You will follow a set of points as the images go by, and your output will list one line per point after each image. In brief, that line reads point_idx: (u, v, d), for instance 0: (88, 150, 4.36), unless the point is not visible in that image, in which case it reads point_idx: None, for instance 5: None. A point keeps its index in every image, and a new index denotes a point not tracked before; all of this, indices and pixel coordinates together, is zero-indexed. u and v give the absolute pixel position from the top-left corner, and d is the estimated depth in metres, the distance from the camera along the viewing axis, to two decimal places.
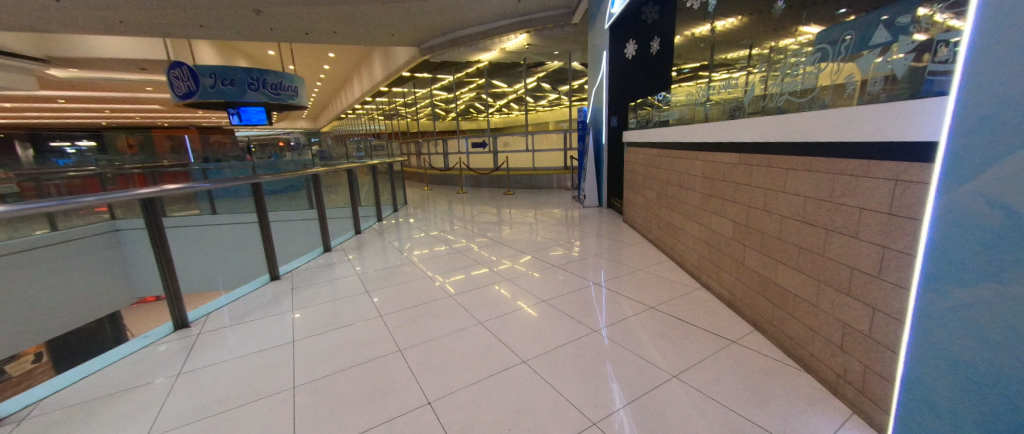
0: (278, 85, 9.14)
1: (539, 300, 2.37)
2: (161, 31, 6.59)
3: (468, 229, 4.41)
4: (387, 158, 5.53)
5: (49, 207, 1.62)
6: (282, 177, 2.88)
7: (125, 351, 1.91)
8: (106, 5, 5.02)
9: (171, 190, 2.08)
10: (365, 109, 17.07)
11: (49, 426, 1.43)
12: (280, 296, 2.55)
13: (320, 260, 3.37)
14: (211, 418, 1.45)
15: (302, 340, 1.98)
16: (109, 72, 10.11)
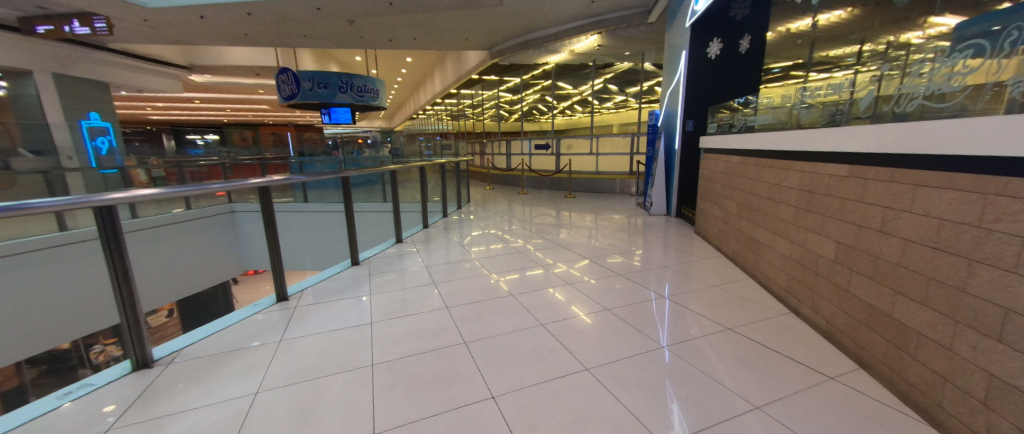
0: (364, 88, 10.04)
1: (601, 307, 2.30)
2: (276, 42, 7.61)
3: (524, 230, 4.44)
4: (453, 157, 5.81)
5: (189, 191, 1.92)
6: (364, 172, 3.14)
7: (238, 316, 2.23)
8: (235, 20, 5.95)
9: (278, 180, 2.37)
10: (435, 111, 18.08)
11: (187, 372, 1.74)
12: (359, 281, 2.80)
13: (390, 250, 3.62)
14: (306, 383, 1.64)
15: (379, 323, 2.15)
16: (233, 77, 11.88)
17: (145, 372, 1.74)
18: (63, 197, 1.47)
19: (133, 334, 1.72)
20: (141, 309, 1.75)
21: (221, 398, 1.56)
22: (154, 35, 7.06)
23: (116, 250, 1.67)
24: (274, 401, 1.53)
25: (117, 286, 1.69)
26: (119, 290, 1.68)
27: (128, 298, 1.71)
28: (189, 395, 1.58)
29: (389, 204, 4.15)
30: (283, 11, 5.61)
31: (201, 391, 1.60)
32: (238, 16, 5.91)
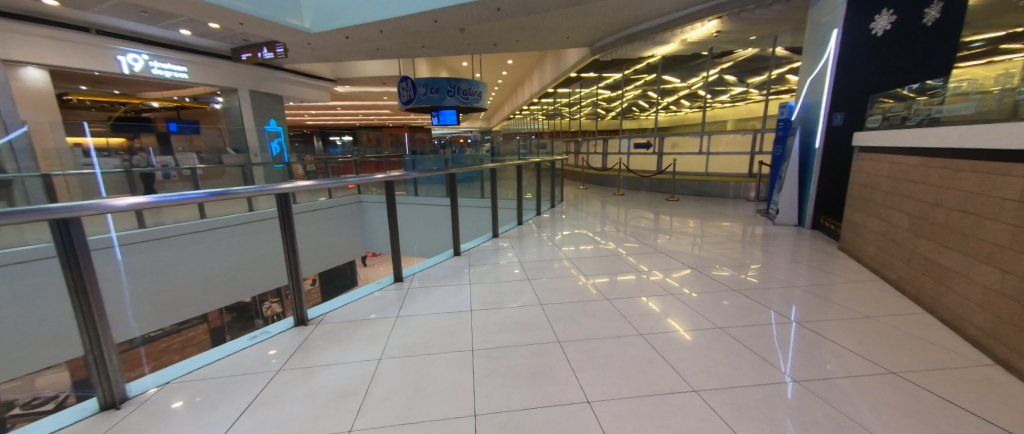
0: (468, 92, 10.75)
1: (711, 324, 2.08)
2: (400, 54, 8.61)
3: (619, 232, 4.25)
4: (549, 156, 5.87)
5: (334, 184, 2.28)
6: (470, 170, 3.32)
7: (365, 292, 2.60)
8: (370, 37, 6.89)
9: (400, 176, 2.65)
10: (531, 111, 18.48)
11: (329, 332, 2.09)
12: (462, 270, 3.01)
13: (487, 244, 3.80)
14: (418, 358, 1.83)
15: (480, 311, 2.29)
16: (366, 87, 13.80)
17: (301, 328, 2.15)
18: (252, 186, 1.89)
19: (295, 297, 2.15)
20: (301, 278, 2.17)
21: (353, 359, 1.84)
22: (312, 54, 8.61)
23: (286, 229, 2.08)
24: (393, 368, 1.76)
25: (285, 257, 2.12)
26: (287, 262, 2.11)
27: (292, 269, 2.13)
28: (330, 352, 1.91)
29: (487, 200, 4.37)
30: (407, 25, 6.31)
31: (339, 351, 1.92)
32: (372, 33, 6.85)
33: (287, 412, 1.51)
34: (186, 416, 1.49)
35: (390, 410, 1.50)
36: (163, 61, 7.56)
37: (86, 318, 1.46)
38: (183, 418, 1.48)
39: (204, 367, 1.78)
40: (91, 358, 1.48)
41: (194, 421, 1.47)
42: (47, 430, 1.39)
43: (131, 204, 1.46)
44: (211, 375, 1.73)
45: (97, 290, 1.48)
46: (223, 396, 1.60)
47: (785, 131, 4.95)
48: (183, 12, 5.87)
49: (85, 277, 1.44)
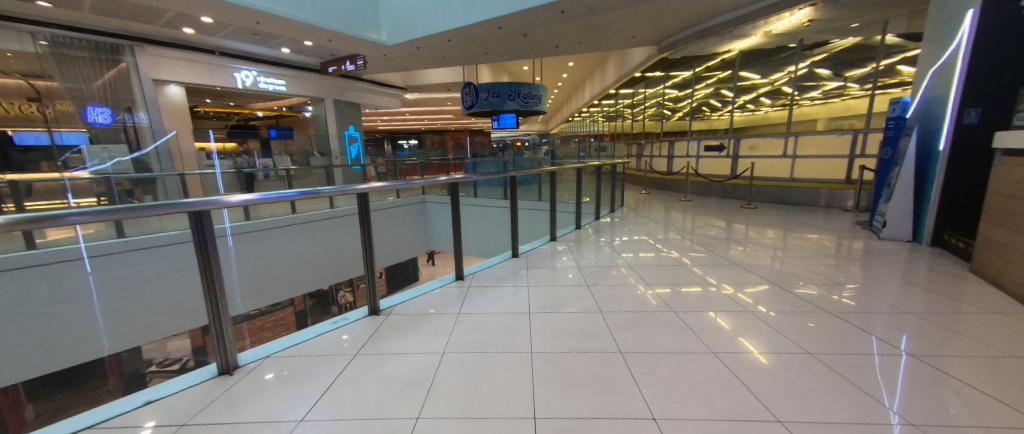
0: (529, 95, 10.84)
1: (796, 349, 1.87)
2: (466, 61, 8.95)
3: (686, 241, 4.00)
4: (609, 159, 5.71)
5: (405, 185, 2.43)
6: (530, 173, 3.33)
7: (428, 288, 2.73)
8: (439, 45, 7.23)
9: (465, 178, 2.75)
10: (591, 113, 18.15)
11: (399, 324, 2.24)
12: (521, 272, 3.04)
13: (545, 247, 3.79)
14: (479, 355, 1.89)
15: (540, 314, 2.30)
16: (432, 93, 14.53)
17: (374, 317, 2.32)
18: (336, 186, 2.09)
19: (369, 288, 2.33)
20: (375, 271, 2.35)
21: (420, 350, 1.94)
22: (386, 64, 9.29)
23: (364, 226, 2.29)
24: (456, 363, 1.83)
25: (362, 252, 2.32)
26: (364, 256, 2.31)
27: (368, 262, 2.32)
28: (399, 342, 2.03)
29: (547, 204, 4.37)
30: (473, 32, 6.52)
31: (407, 342, 2.04)
32: (440, 42, 7.24)
33: (363, 394, 1.64)
34: (279, 387, 1.69)
35: (453, 403, 1.56)
36: (267, 77, 9.25)
37: (210, 295, 1.73)
38: (277, 388, 1.68)
39: (295, 346, 2.00)
40: (213, 329, 1.75)
41: (287, 391, 1.66)
42: (180, 387, 1.67)
43: (242, 200, 1.69)
44: (300, 353, 1.94)
45: (221, 271, 1.75)
46: (309, 373, 1.78)
47: (898, 131, 4.33)
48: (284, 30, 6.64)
49: (210, 261, 1.70)
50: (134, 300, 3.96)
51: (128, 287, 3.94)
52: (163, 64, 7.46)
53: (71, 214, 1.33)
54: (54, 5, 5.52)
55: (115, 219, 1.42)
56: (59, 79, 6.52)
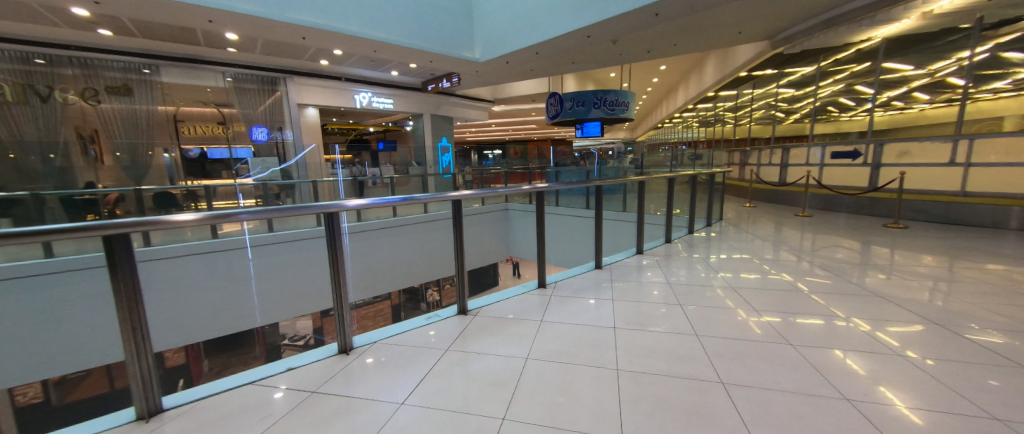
0: (616, 102, 10.48)
1: (966, 410, 1.49)
2: (551, 71, 9.09)
3: (803, 263, 3.47)
4: (707, 168, 5.25)
5: (496, 193, 2.52)
6: (619, 182, 3.20)
7: (512, 293, 2.80)
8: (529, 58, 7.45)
9: (554, 187, 2.73)
10: (684, 118, 16.96)
11: (484, 325, 2.32)
12: (605, 284, 2.94)
13: (629, 260, 3.60)
14: (563, 364, 1.87)
15: (626, 330, 2.20)
16: (519, 105, 14.99)
17: (462, 317, 2.45)
18: (430, 194, 2.26)
19: (460, 289, 2.47)
20: (465, 272, 2.50)
21: (505, 353, 1.99)
22: (477, 79, 9.90)
23: (456, 230, 2.45)
24: (539, 370, 1.83)
25: (454, 253, 2.48)
26: (456, 258, 2.46)
27: (459, 264, 2.48)
28: (485, 343, 2.11)
29: (634, 215, 4.16)
30: (562, 43, 6.58)
31: (492, 343, 2.11)
32: (529, 56, 7.50)
33: (453, 387, 1.73)
34: (381, 371, 1.87)
35: (537, 409, 1.57)
36: (379, 97, 11.04)
37: (334, 283, 2.01)
38: (381, 371, 1.86)
39: (396, 335, 2.21)
40: (336, 312, 2.02)
41: (390, 376, 1.83)
42: (310, 360, 1.95)
43: (357, 205, 1.93)
44: (399, 343, 2.13)
45: (344, 263, 2.03)
46: (407, 361, 1.95)
47: None
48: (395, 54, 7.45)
49: (338, 256, 1.97)
50: (277, 283, 4.86)
51: (274, 272, 4.84)
52: (305, 91, 9.72)
53: (244, 211, 1.67)
54: (239, 49, 7.80)
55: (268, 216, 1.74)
56: (236, 104, 9.01)
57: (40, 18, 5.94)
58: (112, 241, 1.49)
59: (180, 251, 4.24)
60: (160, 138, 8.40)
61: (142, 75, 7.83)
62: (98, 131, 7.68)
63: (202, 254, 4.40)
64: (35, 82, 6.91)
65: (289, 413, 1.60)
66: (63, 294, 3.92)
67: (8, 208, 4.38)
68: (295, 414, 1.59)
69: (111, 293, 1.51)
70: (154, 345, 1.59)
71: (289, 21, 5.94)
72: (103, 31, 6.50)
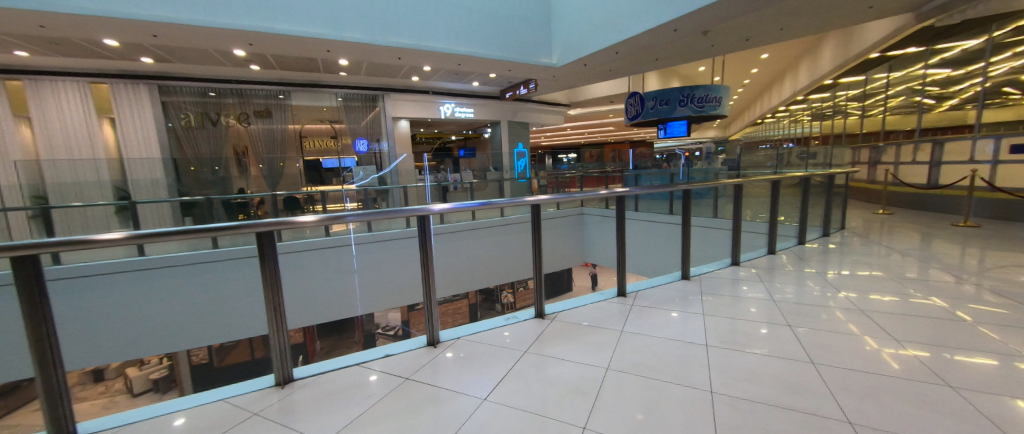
0: (705, 98, 9.62)
1: None
2: (633, 70, 8.72)
3: (963, 287, 2.78)
4: (823, 168, 4.55)
5: (577, 197, 2.47)
6: (711, 186, 2.92)
7: (591, 299, 2.71)
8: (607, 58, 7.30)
9: (637, 191, 2.59)
10: (790, 113, 14.95)
11: (562, 331, 2.28)
12: (693, 297, 2.69)
13: (721, 272, 3.26)
14: (648, 379, 1.76)
15: (719, 348, 1.99)
16: (596, 107, 14.69)
17: (540, 320, 2.44)
18: (507, 198, 2.30)
19: (537, 292, 2.47)
20: (542, 276, 2.50)
21: (584, 361, 1.94)
22: (554, 84, 9.95)
23: (534, 235, 2.46)
24: (622, 382, 1.75)
25: (533, 257, 2.50)
26: (534, 261, 2.48)
27: (537, 267, 2.48)
28: (564, 348, 2.08)
29: (729, 221, 3.78)
30: (644, 40, 6.32)
31: (571, 349, 2.07)
32: (609, 56, 7.32)
33: (533, 390, 1.73)
34: (462, 367, 1.95)
35: (618, 423, 1.49)
36: (461, 107, 11.68)
37: (424, 279, 2.17)
38: (464, 366, 1.94)
39: (477, 333, 2.28)
40: (425, 307, 2.16)
41: (473, 371, 1.90)
42: (402, 350, 2.11)
43: (441, 209, 2.04)
44: (481, 340, 2.20)
45: (433, 262, 2.17)
46: (489, 359, 2.00)
47: None
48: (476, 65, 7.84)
49: (427, 255, 2.14)
50: (372, 280, 5.35)
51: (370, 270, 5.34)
52: (399, 106, 10.79)
53: (350, 213, 1.87)
54: (348, 72, 9.00)
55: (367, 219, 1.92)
56: (344, 120, 10.46)
57: (212, 60, 7.67)
58: (261, 237, 1.77)
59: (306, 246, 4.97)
60: (289, 152, 10.38)
61: (277, 100, 9.73)
62: (248, 147, 9.92)
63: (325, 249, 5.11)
64: (210, 111, 9.20)
65: (385, 397, 1.73)
66: (218, 278, 4.79)
67: (193, 208, 6.14)
68: (391, 397, 1.73)
69: (261, 280, 1.80)
70: (290, 323, 1.86)
71: (389, 44, 6.78)
72: (253, 66, 8.19)
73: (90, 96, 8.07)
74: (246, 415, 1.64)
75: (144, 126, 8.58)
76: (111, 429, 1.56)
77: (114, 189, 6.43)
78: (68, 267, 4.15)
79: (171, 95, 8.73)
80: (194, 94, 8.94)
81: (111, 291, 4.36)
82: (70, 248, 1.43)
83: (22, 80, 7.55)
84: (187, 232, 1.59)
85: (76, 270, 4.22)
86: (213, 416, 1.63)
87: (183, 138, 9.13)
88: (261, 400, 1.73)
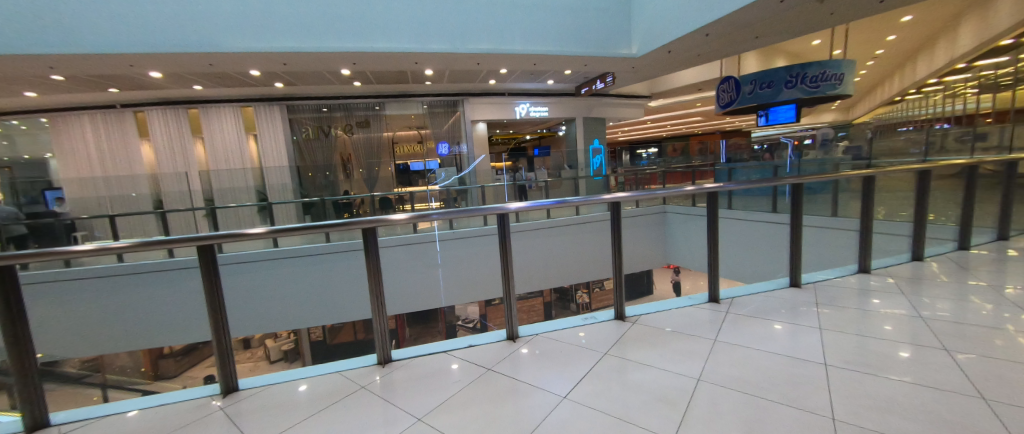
0: (821, 76, 8.54)
1: None
2: (727, 53, 7.90)
3: None
4: (997, 154, 3.60)
5: (662, 194, 2.29)
6: (832, 179, 2.49)
7: (679, 303, 2.51)
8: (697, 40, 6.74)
9: (733, 186, 2.32)
10: (939, 88, 12.17)
11: (647, 335, 2.15)
12: (804, 308, 2.33)
13: (840, 280, 2.77)
14: (749, 397, 1.56)
15: (840, 369, 1.70)
16: (680, 97, 13.64)
17: (620, 323, 2.33)
18: (582, 196, 2.23)
19: (617, 293, 2.36)
20: (623, 276, 2.38)
21: (671, 369, 1.80)
22: (634, 75, 9.48)
23: (613, 234, 2.36)
24: (716, 396, 1.58)
25: (612, 256, 2.40)
26: (613, 261, 2.37)
27: (617, 267, 2.38)
28: (648, 353, 1.96)
29: (855, 220, 3.20)
30: (742, 17, 5.69)
31: (657, 355, 1.94)
32: (697, 40, 6.75)
33: (615, 393, 1.65)
34: (541, 363, 1.94)
35: None
36: (536, 106, 11.74)
37: (503, 274, 2.22)
38: (543, 363, 1.93)
39: (556, 331, 2.26)
40: (505, 302, 2.21)
41: (553, 368, 1.88)
42: (484, 341, 2.18)
43: (517, 207, 2.06)
44: (560, 338, 2.17)
45: (511, 259, 2.20)
46: (569, 357, 1.97)
47: None
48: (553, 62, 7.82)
49: (506, 252, 2.18)
50: (454, 276, 5.60)
51: (453, 266, 5.61)
52: (477, 109, 11.23)
53: (436, 211, 1.98)
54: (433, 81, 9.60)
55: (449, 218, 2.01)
56: (430, 126, 11.20)
57: (324, 80, 8.82)
58: (366, 233, 1.98)
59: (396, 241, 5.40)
60: (383, 157, 11.38)
61: (375, 111, 10.80)
62: (352, 155, 11.16)
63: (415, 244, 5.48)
64: (324, 124, 10.64)
65: (469, 384, 1.81)
66: (326, 270, 5.45)
67: (312, 208, 7.15)
68: (475, 385, 1.79)
69: (365, 269, 2.02)
70: (389, 310, 2.04)
71: (471, 51, 7.12)
72: (355, 83, 9.22)
73: (239, 118, 10.04)
74: (354, 388, 1.83)
75: (277, 140, 10.26)
76: (261, 386, 1.89)
77: (256, 192, 7.77)
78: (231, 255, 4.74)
79: (295, 113, 10.34)
80: (312, 111, 10.49)
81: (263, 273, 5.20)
82: (229, 239, 1.75)
83: (200, 110, 9.84)
84: (307, 228, 1.82)
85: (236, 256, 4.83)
86: (329, 386, 1.85)
87: (303, 148, 10.65)
88: (366, 376, 1.93)
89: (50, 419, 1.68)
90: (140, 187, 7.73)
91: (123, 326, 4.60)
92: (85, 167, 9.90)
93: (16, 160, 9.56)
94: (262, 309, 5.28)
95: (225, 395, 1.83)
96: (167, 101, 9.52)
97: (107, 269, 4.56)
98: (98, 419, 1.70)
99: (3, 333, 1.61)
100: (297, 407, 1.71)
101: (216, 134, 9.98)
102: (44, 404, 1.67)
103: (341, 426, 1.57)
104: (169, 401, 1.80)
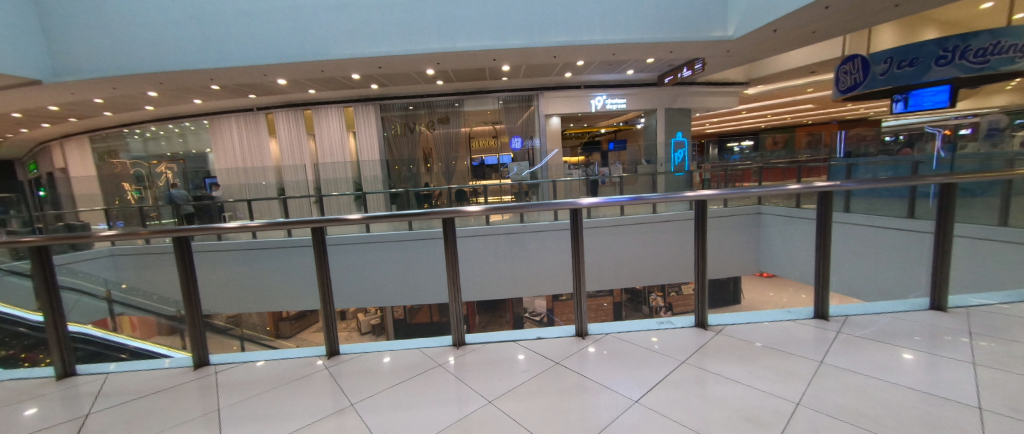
0: (991, 49, 7.09)
1: None
2: (853, 27, 6.77)
3: None
4: None
5: (761, 192, 2.02)
6: (1003, 175, 1.98)
7: (777, 316, 2.23)
8: (811, 14, 5.93)
9: (851, 185, 1.97)
10: None
11: (732, 346, 1.95)
12: (949, 338, 1.90)
13: (1008, 308, 2.20)
14: (864, 432, 1.33)
15: (1002, 417, 1.35)
16: (783, 82, 12.02)
17: (701, 331, 2.14)
18: (661, 193, 2.07)
19: (699, 297, 2.17)
20: (707, 280, 2.19)
21: (761, 387, 1.61)
22: (729, 60, 8.62)
23: (697, 233, 2.17)
24: (820, 425, 1.37)
25: (694, 259, 2.22)
26: (696, 263, 2.19)
27: (700, 270, 2.19)
28: (734, 367, 1.77)
29: None
30: None
31: (745, 370, 1.74)
32: (813, 13, 5.92)
33: (694, 405, 1.52)
34: (608, 362, 1.87)
35: None
36: (613, 98, 11.27)
37: (574, 270, 2.17)
38: (614, 363, 1.86)
39: (628, 332, 2.16)
40: (574, 298, 2.16)
41: (625, 370, 1.80)
42: (554, 335, 2.16)
43: (590, 203, 1.98)
44: (631, 340, 2.07)
45: (583, 256, 2.14)
46: (641, 360, 1.87)
47: None
48: (638, 47, 7.48)
49: (578, 249, 2.13)
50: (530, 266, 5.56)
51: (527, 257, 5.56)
52: (552, 103, 11.15)
53: (510, 204, 2.00)
54: (510, 76, 9.72)
55: (521, 211, 2.00)
56: (505, 121, 11.44)
57: (411, 80, 9.44)
58: (445, 223, 2.08)
59: (472, 231, 5.50)
60: (460, 151, 11.88)
61: (454, 108, 11.31)
62: (433, 149, 11.84)
63: (491, 236, 5.56)
64: (410, 121, 11.45)
65: (539, 374, 1.81)
66: (409, 256, 5.85)
67: (397, 198, 7.89)
68: (544, 376, 1.78)
69: (444, 255, 2.15)
70: (464, 295, 2.15)
71: (547, 44, 7.14)
72: (438, 81, 9.74)
73: (343, 116, 11.25)
74: (432, 366, 1.94)
75: (372, 135, 11.31)
76: (356, 353, 2.11)
77: (353, 183, 8.66)
78: (336, 238, 4.46)
79: (386, 111, 11.26)
80: (400, 109, 11.32)
81: (360, 256, 5.74)
82: (331, 223, 1.96)
83: (313, 111, 11.26)
84: (386, 217, 1.96)
85: (338, 239, 4.52)
86: (409, 361, 1.98)
87: (391, 142, 11.56)
88: (442, 355, 2.03)
89: (209, 358, 2.10)
90: (269, 176, 9.01)
91: (253, 292, 5.55)
92: (229, 160, 11.92)
93: (189, 154, 12.39)
94: (357, 287, 5.90)
95: (328, 356, 2.08)
96: (288, 103, 11.09)
97: (248, 243, 5.30)
98: (238, 364, 2.08)
99: (182, 287, 2.04)
100: (382, 376, 1.87)
101: (324, 131, 11.34)
102: (206, 346, 2.08)
103: (419, 398, 1.67)
104: (289, 356, 2.11)
